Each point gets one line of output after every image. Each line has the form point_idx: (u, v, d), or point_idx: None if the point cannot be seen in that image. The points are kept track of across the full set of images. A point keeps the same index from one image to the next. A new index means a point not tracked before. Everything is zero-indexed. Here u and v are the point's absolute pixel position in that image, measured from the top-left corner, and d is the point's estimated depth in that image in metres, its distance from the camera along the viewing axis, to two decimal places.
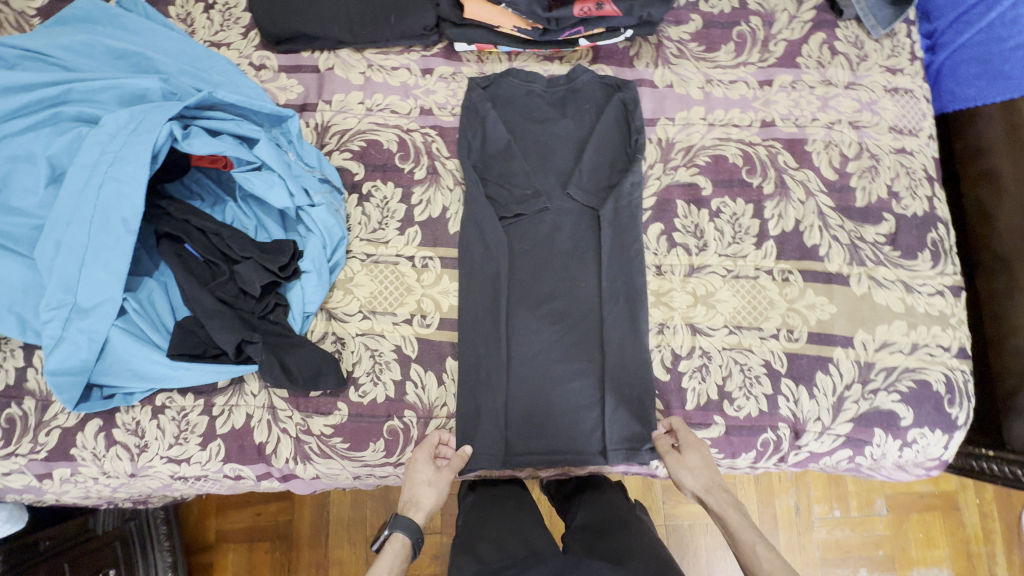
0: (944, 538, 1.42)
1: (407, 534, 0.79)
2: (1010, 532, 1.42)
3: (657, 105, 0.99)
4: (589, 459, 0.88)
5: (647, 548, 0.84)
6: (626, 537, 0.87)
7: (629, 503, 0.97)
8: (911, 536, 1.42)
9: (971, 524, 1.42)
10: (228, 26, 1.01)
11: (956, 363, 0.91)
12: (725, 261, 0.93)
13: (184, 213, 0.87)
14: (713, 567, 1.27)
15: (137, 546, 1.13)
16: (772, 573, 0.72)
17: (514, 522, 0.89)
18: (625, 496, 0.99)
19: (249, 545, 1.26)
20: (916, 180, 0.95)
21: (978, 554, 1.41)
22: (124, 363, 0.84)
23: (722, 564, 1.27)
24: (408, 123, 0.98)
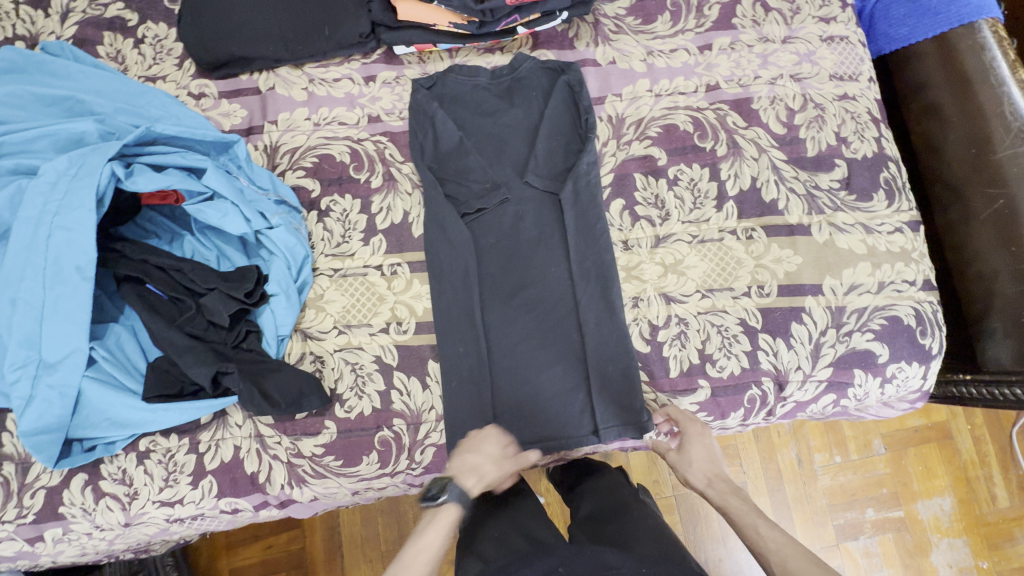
0: (943, 468, 1.45)
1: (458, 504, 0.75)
2: (1003, 453, 1.46)
3: (602, 83, 0.99)
4: (582, 440, 0.88)
5: (651, 529, 0.85)
6: (630, 518, 0.87)
7: (632, 487, 0.97)
8: (911, 470, 1.45)
9: (966, 450, 1.46)
10: (161, 58, 0.99)
11: (924, 295, 0.93)
12: (689, 227, 0.94)
13: (141, 253, 0.85)
14: (725, 528, 1.29)
15: None
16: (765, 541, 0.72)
17: (517, 515, 0.89)
18: (628, 481, 0.98)
19: None
20: (862, 123, 0.97)
21: (977, 478, 1.45)
22: (101, 413, 0.83)
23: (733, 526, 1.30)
24: (358, 133, 0.97)
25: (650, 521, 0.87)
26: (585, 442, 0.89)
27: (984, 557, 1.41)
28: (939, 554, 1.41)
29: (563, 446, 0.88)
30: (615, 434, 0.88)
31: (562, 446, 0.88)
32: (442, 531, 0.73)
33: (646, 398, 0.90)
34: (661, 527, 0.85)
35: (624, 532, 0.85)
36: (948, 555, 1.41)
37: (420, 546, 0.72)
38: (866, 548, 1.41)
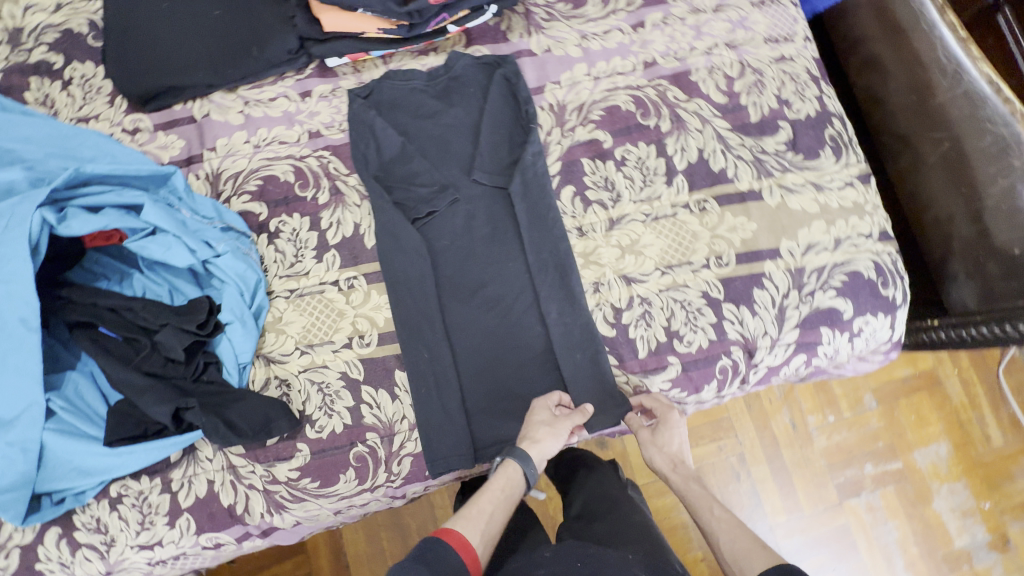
0: (934, 415, 1.46)
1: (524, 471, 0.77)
2: (991, 393, 1.47)
3: (540, 72, 0.99)
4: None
5: (640, 528, 0.86)
6: (618, 516, 0.89)
7: (620, 482, 0.99)
8: (903, 420, 1.46)
9: (956, 394, 1.47)
10: (91, 97, 0.97)
11: (881, 247, 0.93)
12: (641, 206, 0.94)
13: (88, 297, 0.83)
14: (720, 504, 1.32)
15: None
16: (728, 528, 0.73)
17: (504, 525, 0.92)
18: (616, 476, 1.01)
19: None
20: (802, 83, 0.97)
21: (970, 421, 1.46)
22: (66, 463, 0.81)
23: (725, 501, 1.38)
24: (300, 150, 0.96)
25: (638, 518, 0.88)
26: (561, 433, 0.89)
27: (985, 498, 1.42)
28: (940, 501, 1.42)
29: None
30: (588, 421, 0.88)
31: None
32: (503, 486, 0.75)
33: (618, 382, 0.90)
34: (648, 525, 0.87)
35: (613, 532, 0.85)
36: (950, 501, 1.42)
37: (487, 491, 0.74)
38: (869, 503, 1.41)
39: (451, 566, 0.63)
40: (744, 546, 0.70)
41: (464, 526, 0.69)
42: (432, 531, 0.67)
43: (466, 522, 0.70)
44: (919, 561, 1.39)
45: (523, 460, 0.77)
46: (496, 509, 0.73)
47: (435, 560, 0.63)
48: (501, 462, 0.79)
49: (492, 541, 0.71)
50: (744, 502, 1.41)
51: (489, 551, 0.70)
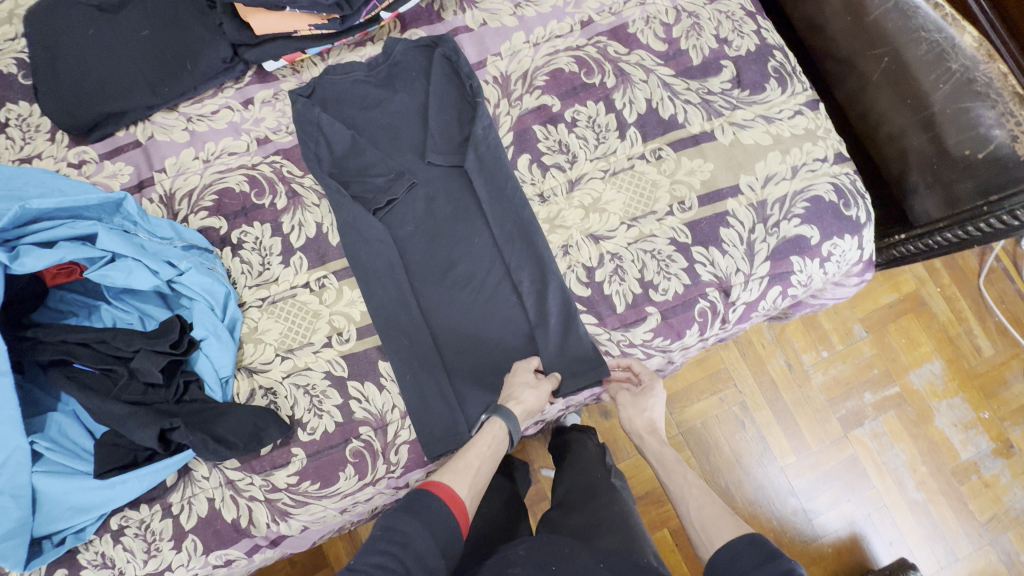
0: (923, 335, 1.48)
1: (508, 424, 0.80)
2: (975, 305, 1.50)
3: (479, 47, 0.98)
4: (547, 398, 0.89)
5: (615, 516, 0.87)
6: (596, 505, 0.90)
7: (604, 471, 0.99)
8: (894, 344, 1.48)
9: (941, 311, 1.50)
10: (31, 137, 0.96)
11: (838, 169, 0.94)
12: (598, 163, 0.94)
13: (57, 334, 0.82)
14: None
15: None
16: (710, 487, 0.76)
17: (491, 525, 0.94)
18: (602, 461, 1.02)
19: None
20: (738, 20, 0.98)
21: (958, 335, 1.49)
22: (61, 503, 0.80)
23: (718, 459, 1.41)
24: (251, 158, 0.95)
25: (616, 507, 0.89)
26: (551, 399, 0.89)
27: (984, 408, 1.45)
28: (942, 416, 1.44)
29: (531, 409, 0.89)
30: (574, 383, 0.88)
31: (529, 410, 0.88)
32: (489, 443, 0.79)
33: (601, 338, 0.90)
34: (626, 515, 0.87)
35: (587, 521, 0.87)
36: (950, 415, 1.44)
37: (475, 447, 0.78)
38: (873, 430, 1.43)
39: (440, 515, 0.68)
40: (711, 505, 0.73)
41: (452, 479, 0.73)
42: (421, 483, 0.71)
43: (456, 475, 0.74)
44: (928, 478, 1.41)
45: (508, 417, 0.80)
46: (483, 463, 0.77)
47: (424, 510, 0.67)
48: (486, 420, 0.82)
49: (480, 491, 0.75)
50: (751, 447, 1.42)
51: (475, 501, 0.74)
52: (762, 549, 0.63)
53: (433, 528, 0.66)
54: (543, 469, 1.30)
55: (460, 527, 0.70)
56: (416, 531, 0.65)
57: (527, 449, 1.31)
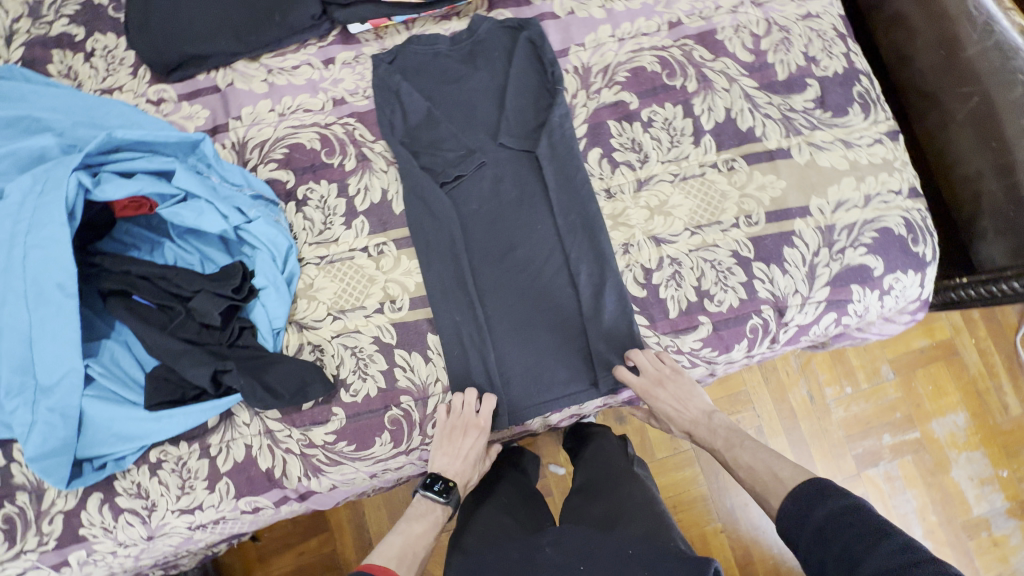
0: (953, 385, 1.46)
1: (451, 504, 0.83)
2: (1011, 362, 1.47)
3: (564, 34, 0.98)
4: (588, 393, 0.89)
5: (640, 502, 0.86)
6: (619, 492, 0.90)
7: (626, 460, 0.99)
8: (922, 391, 1.46)
9: (974, 363, 1.47)
10: (114, 69, 0.97)
11: (911, 204, 0.93)
12: (669, 166, 0.93)
13: (122, 264, 0.84)
14: None
15: None
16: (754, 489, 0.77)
17: (509, 510, 0.92)
18: (623, 451, 1.02)
19: None
20: (829, 40, 0.96)
21: (987, 389, 1.46)
22: (106, 429, 0.82)
23: None
24: (325, 118, 0.96)
25: (640, 493, 0.88)
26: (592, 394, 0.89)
27: (1004, 465, 1.42)
28: (959, 468, 1.42)
29: (571, 401, 0.89)
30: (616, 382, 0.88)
31: (569, 402, 0.89)
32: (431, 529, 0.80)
33: (649, 342, 0.90)
34: (650, 503, 0.86)
35: (610, 509, 0.86)
36: (969, 469, 1.42)
37: (412, 535, 0.79)
38: (887, 472, 1.42)
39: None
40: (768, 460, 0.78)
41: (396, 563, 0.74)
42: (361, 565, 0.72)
43: (391, 557, 0.75)
44: (937, 528, 1.39)
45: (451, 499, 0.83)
46: (427, 549, 0.78)
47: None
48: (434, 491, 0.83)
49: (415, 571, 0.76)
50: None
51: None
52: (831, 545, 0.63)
53: None
54: (551, 465, 1.30)
55: None
56: None
57: (538, 443, 1.31)
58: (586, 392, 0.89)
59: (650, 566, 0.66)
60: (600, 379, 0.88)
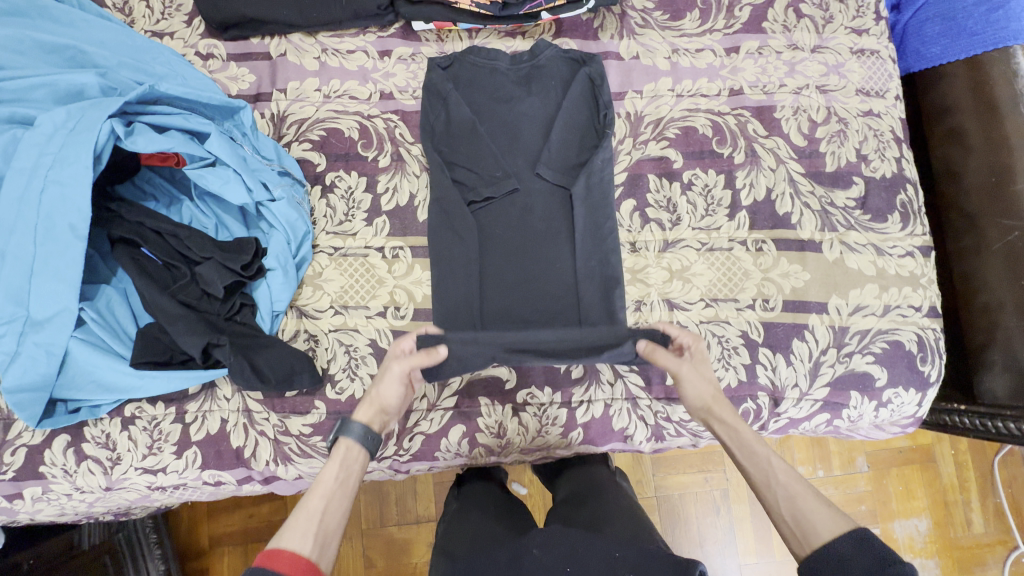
0: (922, 489, 1.46)
1: (359, 441, 0.70)
2: (983, 479, 1.47)
3: (624, 78, 0.96)
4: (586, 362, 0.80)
5: (624, 512, 0.88)
6: (603, 501, 0.91)
7: (608, 473, 1.01)
8: (891, 489, 1.46)
9: (948, 474, 1.47)
10: (169, 14, 0.95)
11: (927, 322, 0.92)
12: (699, 234, 0.92)
13: (137, 215, 0.82)
14: (703, 533, 1.32)
15: (126, 556, 1.12)
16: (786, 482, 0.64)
17: (498, 519, 0.96)
18: (605, 466, 1.04)
19: (243, 547, 1.25)
20: (884, 142, 0.95)
21: (955, 502, 1.46)
22: (87, 375, 0.81)
23: (712, 530, 1.32)
24: (369, 108, 0.94)
25: (624, 504, 0.90)
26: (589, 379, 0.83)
27: None
28: None
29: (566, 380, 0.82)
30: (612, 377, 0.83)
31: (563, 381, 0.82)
32: (338, 479, 0.67)
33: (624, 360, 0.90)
34: (633, 510, 0.88)
35: (595, 514, 0.87)
36: None
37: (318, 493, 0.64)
38: None
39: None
40: (803, 496, 0.63)
41: (295, 536, 0.59)
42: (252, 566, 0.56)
43: (295, 530, 0.60)
44: None
45: (357, 434, 0.70)
46: (336, 500, 0.64)
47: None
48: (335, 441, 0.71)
49: (332, 533, 0.62)
50: (718, 537, 1.33)
51: (333, 552, 0.61)
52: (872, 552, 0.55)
53: None
54: (516, 484, 1.28)
55: None
56: None
57: None
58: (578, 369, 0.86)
59: (637, 566, 0.66)
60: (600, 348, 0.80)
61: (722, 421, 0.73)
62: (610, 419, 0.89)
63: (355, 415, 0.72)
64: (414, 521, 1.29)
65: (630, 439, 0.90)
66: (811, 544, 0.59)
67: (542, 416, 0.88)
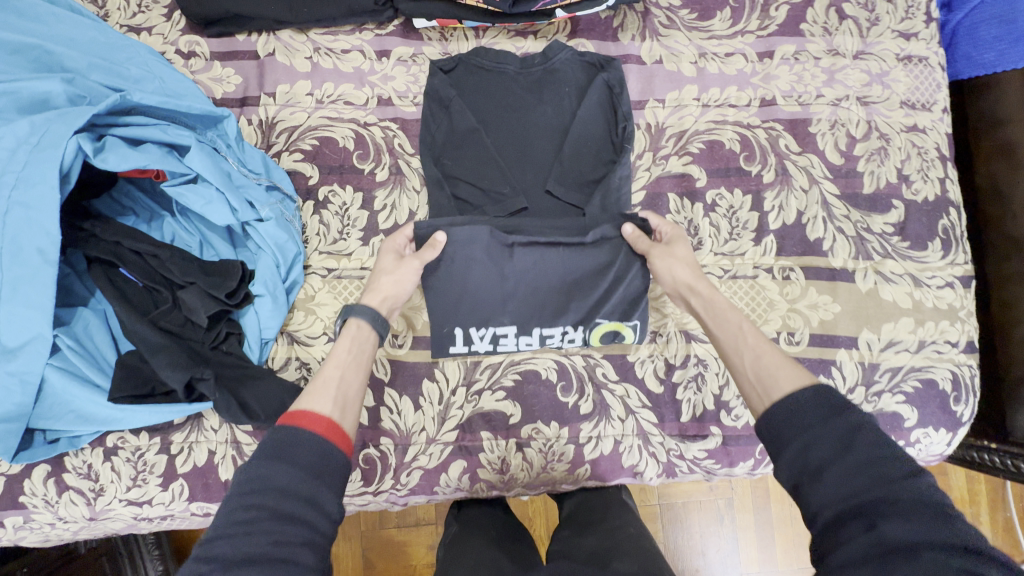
0: None
1: (369, 321, 0.70)
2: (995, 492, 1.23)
3: (645, 85, 0.88)
4: (573, 251, 0.81)
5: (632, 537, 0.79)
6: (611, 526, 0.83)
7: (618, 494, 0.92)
8: None
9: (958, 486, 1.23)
10: (147, 7, 0.87)
11: (964, 359, 0.85)
12: (721, 260, 0.85)
13: (113, 234, 0.75)
14: (707, 541, 1.15)
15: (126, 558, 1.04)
16: (757, 344, 0.64)
17: (499, 545, 0.85)
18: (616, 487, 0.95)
19: None
20: (929, 161, 0.87)
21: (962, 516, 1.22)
22: (66, 405, 0.76)
23: (715, 539, 1.16)
24: (365, 115, 0.86)
25: (633, 529, 0.82)
26: (582, 289, 0.82)
27: None
28: None
29: (559, 292, 0.82)
30: (605, 279, 0.81)
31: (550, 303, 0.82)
32: (349, 350, 0.67)
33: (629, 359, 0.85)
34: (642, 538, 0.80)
35: (602, 544, 0.79)
36: None
37: (332, 365, 0.65)
38: None
39: (320, 448, 0.54)
40: (768, 355, 0.62)
41: (314, 399, 0.59)
42: (278, 425, 0.56)
43: (315, 397, 0.60)
44: None
45: (365, 313, 0.70)
46: (349, 369, 0.65)
47: (328, 462, 0.54)
48: (344, 324, 0.71)
49: (352, 401, 0.62)
50: (719, 546, 1.16)
51: (354, 413, 0.62)
52: (830, 400, 0.53)
53: (305, 462, 0.53)
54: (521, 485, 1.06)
55: (341, 449, 0.57)
56: (285, 477, 0.51)
57: None
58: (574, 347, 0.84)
59: None
60: (588, 230, 0.81)
61: (699, 294, 0.72)
62: (620, 455, 0.83)
63: (364, 300, 0.72)
64: (415, 524, 1.14)
65: (640, 475, 0.84)
66: (765, 395, 0.59)
67: (547, 452, 0.83)
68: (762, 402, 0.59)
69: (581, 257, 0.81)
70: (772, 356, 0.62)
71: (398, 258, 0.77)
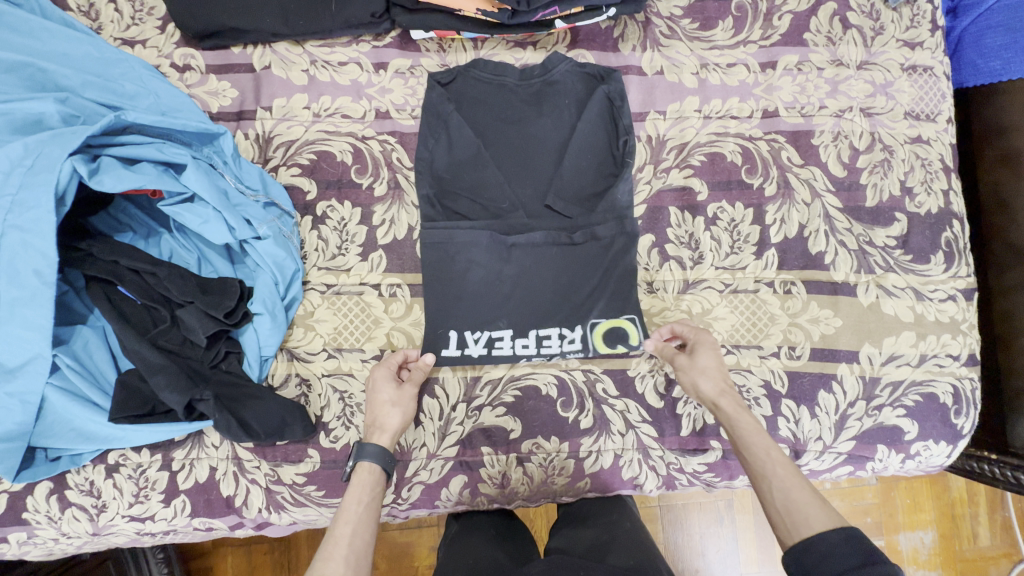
0: (931, 501, 1.16)
1: (378, 462, 0.70)
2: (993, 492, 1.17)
3: (645, 96, 0.87)
4: (565, 248, 0.82)
5: (629, 532, 0.79)
6: (609, 519, 0.82)
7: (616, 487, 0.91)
8: (898, 501, 1.16)
9: (957, 487, 1.17)
10: (141, 19, 0.86)
11: (965, 372, 0.84)
12: (722, 274, 0.84)
13: (111, 253, 0.74)
14: (707, 542, 1.14)
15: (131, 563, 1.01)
16: (788, 474, 0.62)
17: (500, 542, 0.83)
18: None
19: (247, 548, 1.10)
20: (932, 172, 0.86)
21: (962, 516, 1.17)
22: (66, 425, 0.76)
23: (716, 540, 1.15)
24: (363, 129, 0.86)
25: (630, 523, 0.81)
26: (575, 287, 0.82)
27: None
28: None
29: (553, 292, 0.82)
30: (597, 275, 0.82)
31: (549, 311, 0.82)
32: (365, 501, 0.66)
33: (629, 373, 0.84)
34: (639, 533, 0.79)
35: (599, 537, 0.79)
36: None
37: (345, 519, 0.64)
38: None
39: None
40: (797, 488, 0.61)
41: (325, 564, 0.58)
42: None
43: (330, 557, 0.59)
44: None
45: (375, 455, 0.70)
46: (363, 522, 0.64)
47: None
48: (352, 468, 0.70)
49: (365, 559, 0.61)
50: (719, 546, 1.15)
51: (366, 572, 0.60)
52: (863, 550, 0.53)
53: None
54: None
55: None
56: None
57: None
58: (575, 355, 0.82)
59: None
60: (578, 226, 0.83)
61: (721, 411, 0.71)
62: (620, 469, 0.83)
63: (371, 437, 0.72)
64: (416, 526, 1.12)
65: (640, 488, 0.84)
66: (796, 532, 0.58)
67: (548, 466, 0.82)
68: (794, 540, 0.58)
69: (574, 258, 0.82)
70: (801, 489, 0.61)
71: (400, 386, 0.77)
